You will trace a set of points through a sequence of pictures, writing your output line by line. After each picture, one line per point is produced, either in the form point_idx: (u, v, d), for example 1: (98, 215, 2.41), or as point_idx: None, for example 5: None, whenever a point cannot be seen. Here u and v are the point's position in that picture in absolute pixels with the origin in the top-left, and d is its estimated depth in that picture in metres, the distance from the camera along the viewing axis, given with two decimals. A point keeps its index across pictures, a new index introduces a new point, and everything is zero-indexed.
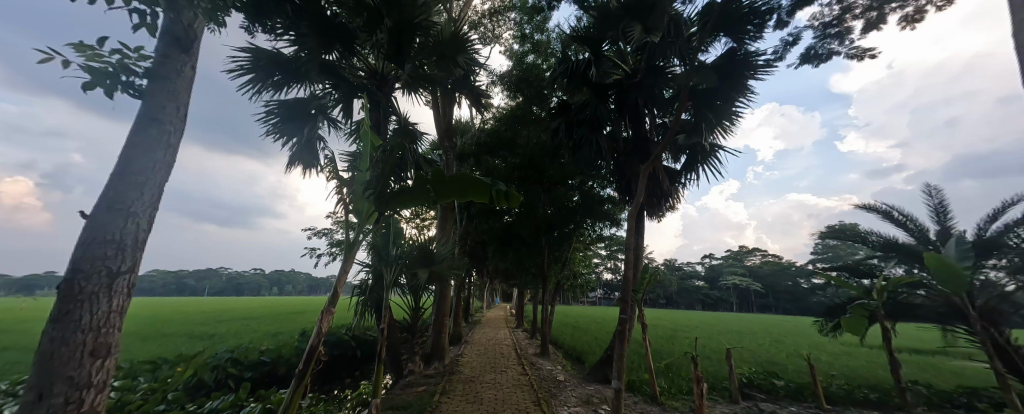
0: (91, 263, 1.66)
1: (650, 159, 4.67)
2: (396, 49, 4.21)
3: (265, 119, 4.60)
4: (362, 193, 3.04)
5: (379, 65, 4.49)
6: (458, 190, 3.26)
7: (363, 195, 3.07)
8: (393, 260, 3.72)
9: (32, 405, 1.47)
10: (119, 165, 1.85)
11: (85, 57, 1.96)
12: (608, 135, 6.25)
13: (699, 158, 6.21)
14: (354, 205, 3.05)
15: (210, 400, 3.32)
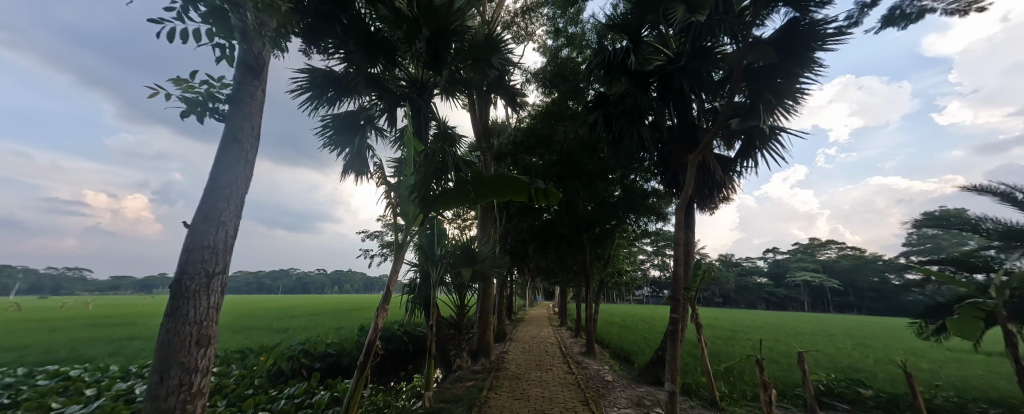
0: (193, 266, 1.99)
1: (699, 148, 4.38)
2: (434, 56, 4.36)
3: (321, 132, 5.10)
4: (408, 197, 3.15)
5: (419, 74, 4.84)
6: (497, 189, 3.39)
7: (409, 199, 3.17)
8: (438, 260, 3.96)
9: (156, 385, 1.80)
10: (210, 180, 2.19)
11: (181, 90, 2.33)
12: (650, 124, 6.04)
13: (757, 143, 5.70)
14: (401, 209, 3.14)
15: (288, 386, 3.77)
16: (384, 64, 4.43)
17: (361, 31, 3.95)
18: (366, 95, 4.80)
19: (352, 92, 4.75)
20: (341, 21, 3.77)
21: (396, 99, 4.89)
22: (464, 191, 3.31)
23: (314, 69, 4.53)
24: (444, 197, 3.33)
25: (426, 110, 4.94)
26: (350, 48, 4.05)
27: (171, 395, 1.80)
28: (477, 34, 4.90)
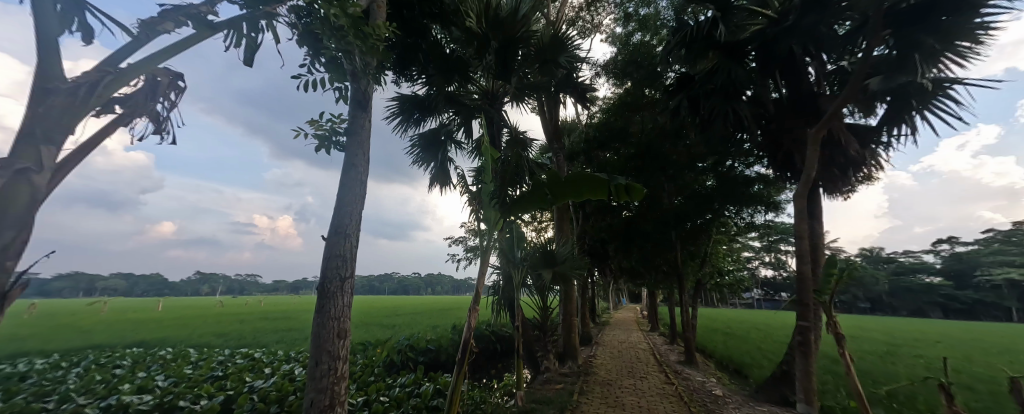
0: (332, 272, 2.46)
1: (822, 120, 3.74)
2: (503, 66, 4.66)
3: (410, 151, 5.57)
4: (489, 203, 3.41)
5: (490, 85, 5.04)
6: (576, 190, 3.34)
7: (490, 204, 3.42)
8: (519, 262, 4.20)
9: (313, 368, 2.29)
10: (338, 201, 2.68)
11: (315, 131, 2.98)
12: (750, 100, 5.35)
13: (915, 103, 4.34)
14: (484, 215, 3.40)
15: (399, 376, 4.32)
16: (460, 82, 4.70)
17: (438, 56, 4.34)
18: (445, 113, 5.13)
19: (433, 111, 5.09)
20: (423, 54, 4.31)
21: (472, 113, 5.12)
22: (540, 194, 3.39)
23: (402, 95, 4.96)
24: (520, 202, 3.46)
25: (498, 119, 5.05)
26: (430, 72, 4.48)
27: (324, 377, 2.27)
28: (542, 36, 5.08)
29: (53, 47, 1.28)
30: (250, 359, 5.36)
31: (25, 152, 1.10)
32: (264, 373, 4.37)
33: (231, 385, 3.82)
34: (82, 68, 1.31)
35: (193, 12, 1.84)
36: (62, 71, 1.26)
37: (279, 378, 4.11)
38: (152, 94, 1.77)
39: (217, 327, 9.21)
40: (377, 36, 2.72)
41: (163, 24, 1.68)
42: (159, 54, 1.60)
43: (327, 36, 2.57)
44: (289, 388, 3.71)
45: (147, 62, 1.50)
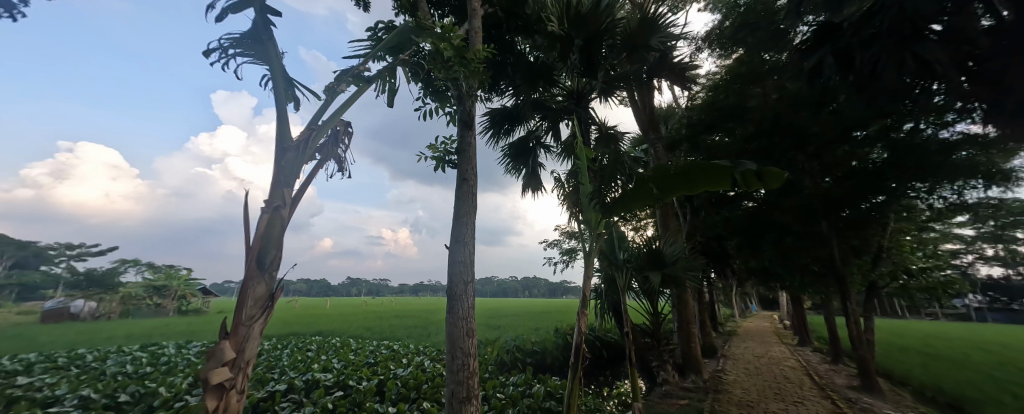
0: (457, 277, 2.79)
1: None
2: (588, 63, 4.57)
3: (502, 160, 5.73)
4: (587, 201, 2.64)
5: (575, 84, 4.85)
6: (691, 182, 2.39)
7: (588, 203, 2.65)
8: (623, 262, 2.94)
9: (451, 362, 2.61)
10: (455, 213, 3.02)
11: (431, 153, 3.44)
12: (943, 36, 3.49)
13: None
14: (581, 215, 2.66)
15: (512, 376, 4.56)
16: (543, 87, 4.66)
17: (523, 64, 4.47)
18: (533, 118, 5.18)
19: (522, 120, 5.17)
20: (510, 66, 4.52)
21: (558, 114, 5.02)
22: (642, 192, 2.50)
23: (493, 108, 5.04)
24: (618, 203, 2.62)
25: (587, 117, 4.88)
26: (515, 82, 4.59)
27: (460, 371, 2.55)
28: (630, 22, 4.76)
29: (285, 120, 1.90)
30: (390, 350, 6.35)
31: (277, 193, 1.66)
32: (403, 363, 5.13)
33: (379, 371, 4.60)
34: (301, 131, 1.88)
35: (357, 71, 2.32)
36: (291, 135, 1.85)
37: (414, 368, 4.77)
38: (337, 140, 2.31)
39: (364, 321, 11.24)
40: (477, 60, 2.98)
41: (339, 86, 2.22)
42: (340, 110, 2.13)
43: (438, 69, 2.92)
44: (422, 378, 4.27)
45: (334, 116, 2.02)
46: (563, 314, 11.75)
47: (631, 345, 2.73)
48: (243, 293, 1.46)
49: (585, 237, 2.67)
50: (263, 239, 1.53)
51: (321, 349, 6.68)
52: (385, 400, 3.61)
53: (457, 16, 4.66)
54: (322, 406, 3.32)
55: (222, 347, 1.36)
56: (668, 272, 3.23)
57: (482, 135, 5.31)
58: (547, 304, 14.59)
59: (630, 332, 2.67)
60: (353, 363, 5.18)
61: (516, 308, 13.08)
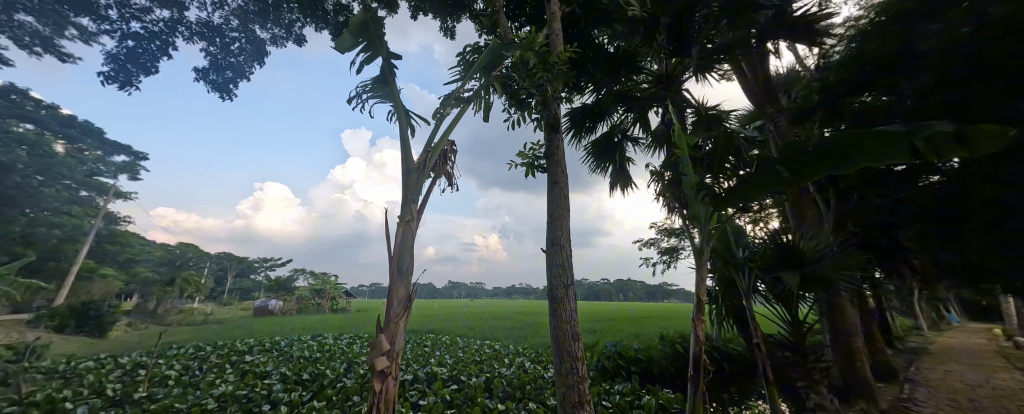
0: (557, 279, 2.78)
1: None
2: (678, 41, 4.10)
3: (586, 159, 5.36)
4: (695, 196, 2.31)
5: (663, 67, 4.48)
6: (851, 153, 1.88)
7: (698, 197, 2.31)
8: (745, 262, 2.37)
9: (560, 365, 2.61)
10: (548, 216, 3.02)
11: (521, 160, 3.54)
12: None
13: None
14: (689, 212, 2.34)
15: (617, 383, 4.35)
16: (625, 76, 4.36)
17: (602, 58, 4.21)
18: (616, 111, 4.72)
19: (605, 115, 4.68)
20: (589, 62, 4.29)
21: (647, 103, 4.57)
22: (768, 176, 2.08)
23: (573, 108, 4.70)
24: (735, 189, 2.19)
25: (680, 100, 4.40)
26: (596, 78, 4.34)
27: (569, 375, 2.54)
28: None
29: (408, 146, 2.21)
30: (492, 350, 6.68)
31: (406, 209, 1.95)
32: (505, 363, 5.34)
33: (486, 369, 4.86)
34: (420, 153, 2.17)
35: (457, 93, 2.54)
36: (413, 159, 2.14)
37: (516, 368, 4.91)
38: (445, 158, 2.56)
39: (466, 321, 12.11)
40: (559, 62, 2.96)
41: (444, 110, 2.46)
42: (447, 131, 2.37)
43: (522, 78, 2.97)
44: (526, 378, 4.36)
45: (443, 137, 2.26)
46: (667, 319, 10.75)
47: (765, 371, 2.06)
48: (389, 297, 1.75)
49: (693, 235, 2.35)
50: (402, 248, 1.84)
51: (434, 346, 7.40)
52: (494, 397, 3.80)
53: (532, 23, 4.73)
54: (441, 397, 3.66)
55: (380, 340, 1.66)
56: (813, 274, 2.23)
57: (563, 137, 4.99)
58: (647, 308, 13.54)
59: (761, 348, 2.06)
60: (462, 360, 5.59)
61: (611, 312, 12.47)
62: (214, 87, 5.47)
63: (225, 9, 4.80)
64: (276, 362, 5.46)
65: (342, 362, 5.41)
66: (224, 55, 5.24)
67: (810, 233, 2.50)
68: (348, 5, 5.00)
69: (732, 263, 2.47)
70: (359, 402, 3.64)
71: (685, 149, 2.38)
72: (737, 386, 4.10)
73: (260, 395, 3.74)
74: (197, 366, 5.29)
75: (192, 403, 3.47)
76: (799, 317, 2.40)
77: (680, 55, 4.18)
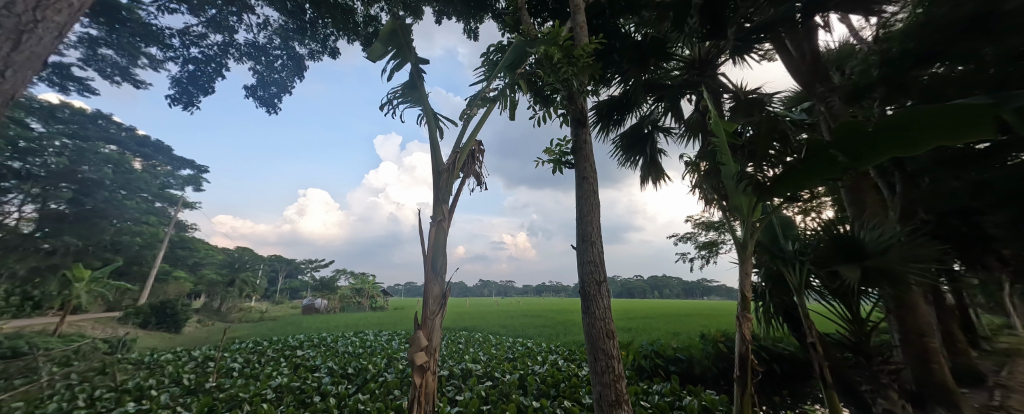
0: (589, 277, 2.73)
1: None
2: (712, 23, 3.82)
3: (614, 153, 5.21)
4: (735, 186, 2.17)
5: (696, 51, 4.27)
6: (919, 126, 1.67)
7: (738, 188, 2.18)
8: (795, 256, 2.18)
9: (595, 363, 2.56)
10: (578, 212, 2.97)
11: (547, 156, 3.51)
12: None
13: None
14: (729, 203, 2.24)
15: (655, 383, 4.20)
16: (655, 64, 4.21)
17: (630, 47, 4.09)
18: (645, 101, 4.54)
19: (633, 106, 4.52)
20: (616, 52, 4.17)
21: (679, 91, 4.38)
22: (824, 163, 1.85)
23: (600, 101, 4.57)
24: (784, 178, 1.98)
25: (716, 85, 4.19)
26: (623, 68, 4.20)
27: (605, 373, 2.49)
28: None
29: (438, 147, 2.26)
30: (525, 347, 6.70)
31: (437, 209, 1.99)
32: (538, 360, 5.33)
33: (519, 367, 4.88)
34: (449, 154, 2.21)
35: (483, 93, 2.56)
36: (443, 160, 2.19)
37: (550, 366, 4.89)
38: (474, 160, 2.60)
39: (498, 319, 12.22)
40: (585, 54, 2.90)
41: (471, 110, 2.49)
42: (474, 131, 2.40)
43: (547, 74, 2.92)
44: (560, 376, 4.33)
45: (471, 137, 2.29)
46: (707, 317, 10.24)
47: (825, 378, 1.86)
48: (425, 295, 1.81)
49: (732, 227, 2.23)
50: (434, 249, 1.88)
51: (468, 343, 7.54)
52: (528, 394, 3.81)
53: (555, 17, 4.67)
54: (477, 393, 3.73)
55: (418, 336, 1.71)
56: (878, 267, 1.97)
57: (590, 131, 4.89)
58: (685, 305, 12.96)
59: (817, 351, 1.87)
60: (495, 357, 5.65)
61: (647, 310, 12.06)
62: (261, 103, 5.96)
63: (269, 30, 5.15)
64: (323, 357, 5.82)
65: (382, 358, 5.67)
66: (270, 73, 5.67)
67: (872, 222, 2.26)
68: (377, 15, 5.21)
69: (780, 257, 2.31)
70: (399, 396, 3.79)
71: (723, 136, 2.22)
72: (789, 388, 3.81)
73: (311, 387, 4.01)
74: (256, 359, 5.77)
75: (253, 393, 3.79)
76: (861, 315, 2.20)
77: (715, 37, 3.94)
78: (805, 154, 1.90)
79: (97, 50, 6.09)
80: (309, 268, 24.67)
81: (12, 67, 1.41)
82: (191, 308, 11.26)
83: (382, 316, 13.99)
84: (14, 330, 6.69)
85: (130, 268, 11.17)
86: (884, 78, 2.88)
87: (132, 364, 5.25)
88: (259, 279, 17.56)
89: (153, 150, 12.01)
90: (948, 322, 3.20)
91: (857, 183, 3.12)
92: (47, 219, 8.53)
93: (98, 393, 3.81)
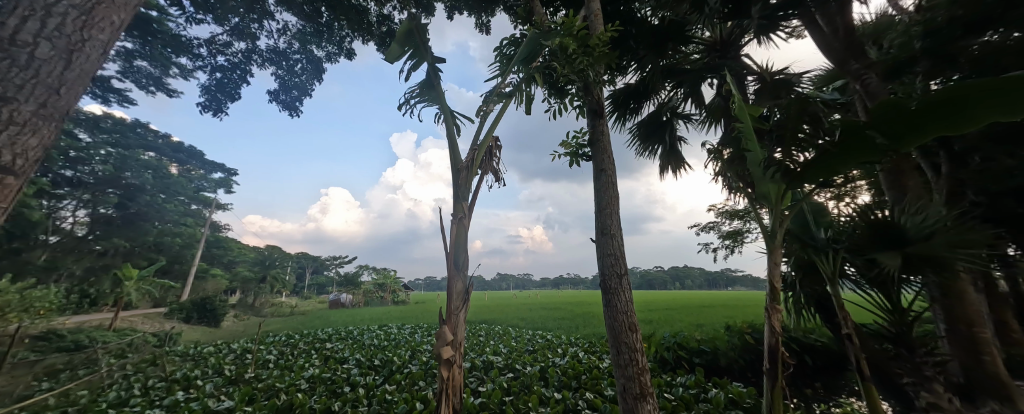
0: (609, 270, 2.71)
1: None
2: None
3: (632, 142, 5.08)
4: (762, 175, 2.08)
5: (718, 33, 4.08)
6: (969, 101, 1.54)
7: (764, 176, 2.08)
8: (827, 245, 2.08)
9: (618, 358, 2.54)
10: (597, 205, 2.94)
11: (564, 150, 3.47)
12: None
13: None
14: (755, 192, 2.13)
15: (679, 375, 4.14)
16: (673, 49, 4.05)
17: (647, 32, 3.94)
18: (663, 88, 4.39)
19: (651, 93, 4.39)
20: (632, 39, 4.02)
21: (700, 75, 4.18)
22: (861, 146, 1.73)
23: (616, 89, 4.45)
24: (816, 163, 1.87)
25: (740, 67, 3.98)
26: (639, 54, 4.08)
27: (628, 366, 2.48)
28: None
29: (455, 145, 2.27)
30: (546, 339, 6.75)
31: (457, 206, 2.01)
32: (559, 352, 5.36)
33: (540, 359, 4.93)
34: (467, 152, 2.22)
35: (498, 88, 2.56)
36: (461, 157, 2.20)
37: (570, 358, 4.91)
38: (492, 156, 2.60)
39: (518, 312, 12.35)
40: (600, 43, 2.84)
41: (487, 107, 2.49)
42: (491, 126, 2.40)
43: (562, 66, 2.87)
44: (580, 368, 4.33)
45: (488, 133, 2.29)
46: (732, 308, 9.97)
47: (864, 373, 1.76)
48: (449, 291, 1.85)
49: (760, 216, 2.14)
50: (454, 250, 1.91)
51: (489, 335, 7.67)
52: (550, 385, 3.84)
53: (567, 7, 4.58)
54: (499, 385, 3.79)
55: (443, 331, 1.75)
56: (923, 254, 1.84)
57: (608, 118, 4.79)
58: (708, 296, 12.66)
59: (855, 342, 1.78)
60: (515, 349, 5.72)
61: (668, 301, 11.88)
62: (283, 106, 6.18)
63: (288, 34, 5.30)
64: (351, 349, 6.09)
65: (406, 350, 5.86)
66: (290, 77, 5.86)
67: (913, 206, 2.11)
68: (390, 14, 5.29)
69: (811, 246, 2.21)
70: (424, 386, 3.91)
71: (749, 120, 2.11)
72: (822, 381, 3.66)
73: (341, 378, 4.19)
74: (290, 351, 6.11)
75: (289, 383, 4.02)
76: (902, 304, 2.08)
77: (738, 17, 3.76)
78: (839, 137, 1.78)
79: (133, 63, 6.46)
80: (333, 264, 25.50)
81: (65, 84, 1.52)
82: (228, 303, 11.94)
83: (404, 309, 14.40)
84: (76, 324, 7.31)
85: (173, 267, 11.99)
86: (926, 51, 2.62)
87: (179, 356, 5.64)
88: (286, 275, 18.38)
89: (187, 155, 12.73)
90: (1003, 310, 2.95)
91: (898, 165, 2.90)
92: (97, 222, 9.65)
93: (151, 383, 4.12)
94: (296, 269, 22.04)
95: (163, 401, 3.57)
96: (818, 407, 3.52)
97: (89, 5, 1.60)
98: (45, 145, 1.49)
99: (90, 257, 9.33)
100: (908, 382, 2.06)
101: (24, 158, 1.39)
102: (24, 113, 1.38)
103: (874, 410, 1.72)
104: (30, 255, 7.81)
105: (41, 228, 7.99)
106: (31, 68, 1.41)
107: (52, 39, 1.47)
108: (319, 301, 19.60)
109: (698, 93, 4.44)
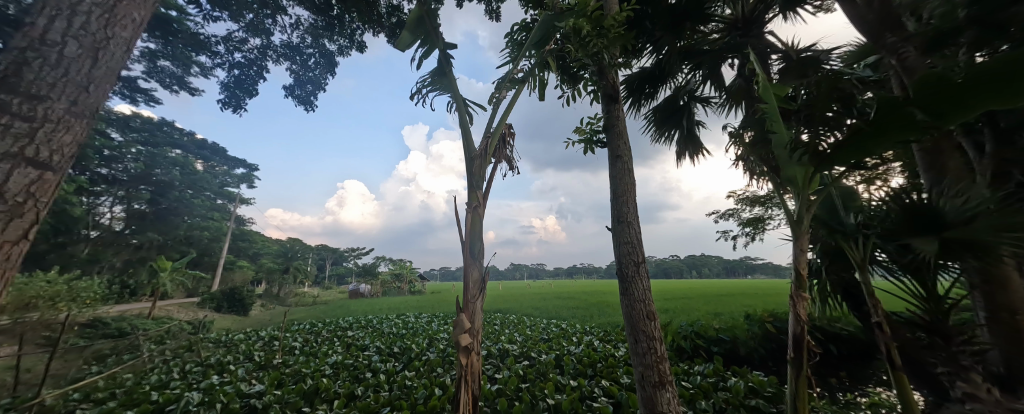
0: (625, 258, 2.66)
1: None
2: None
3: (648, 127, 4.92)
4: (786, 157, 1.97)
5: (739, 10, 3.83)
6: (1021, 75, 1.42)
7: (790, 159, 1.97)
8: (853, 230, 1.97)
9: (635, 347, 2.52)
10: (612, 192, 2.88)
11: (578, 136, 3.39)
12: None
13: None
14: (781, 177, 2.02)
15: (697, 364, 4.08)
16: (691, 29, 3.87)
17: (664, 12, 3.72)
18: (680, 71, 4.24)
19: (667, 77, 4.24)
20: (648, 19, 3.81)
21: (719, 55, 4.02)
22: (899, 123, 1.59)
23: (630, 74, 4.30)
24: (848, 145, 1.74)
25: (764, 44, 3.76)
26: (655, 36, 3.89)
27: (646, 354, 2.45)
28: None
29: (469, 134, 2.24)
30: (560, 328, 6.79)
31: (472, 196, 2.00)
32: (574, 341, 5.38)
33: (555, 347, 4.96)
34: (480, 140, 2.19)
35: (511, 74, 2.50)
36: (475, 146, 2.18)
37: (585, 346, 4.92)
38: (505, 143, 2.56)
39: (532, 301, 12.46)
40: (616, 23, 2.70)
41: (500, 93, 2.44)
42: (504, 114, 2.34)
43: (575, 49, 2.76)
44: (596, 356, 4.32)
45: (501, 120, 2.24)
46: (752, 296, 9.74)
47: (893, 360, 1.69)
48: (465, 279, 1.85)
49: (786, 201, 2.01)
50: (469, 242, 1.90)
51: (503, 324, 7.78)
52: (565, 373, 3.86)
53: None
54: (515, 372, 3.85)
55: (461, 319, 1.75)
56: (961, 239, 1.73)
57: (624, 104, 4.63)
58: (727, 284, 12.44)
59: (887, 329, 1.69)
60: (531, 337, 5.80)
61: (685, 290, 11.70)
62: (300, 101, 6.30)
63: (301, 29, 5.35)
64: (371, 336, 6.30)
65: (423, 337, 6.02)
66: (304, 71, 5.95)
67: (953, 189, 1.96)
68: (399, 5, 5.24)
69: (839, 232, 2.12)
70: (443, 373, 4.00)
71: (774, 102, 1.98)
72: (847, 370, 3.59)
73: (362, 364, 4.34)
74: (314, 338, 6.42)
75: (314, 369, 4.19)
76: (938, 292, 1.95)
77: None
78: (875, 114, 1.64)
79: (157, 63, 6.68)
80: (353, 255, 26.31)
81: (93, 82, 1.58)
82: (254, 293, 12.50)
83: (421, 299, 14.75)
84: (119, 313, 7.85)
85: (202, 259, 12.59)
86: (974, 19, 2.34)
87: (212, 342, 6.02)
88: (308, 266, 19.00)
89: (210, 152, 13.26)
90: None
91: (937, 144, 2.67)
92: (132, 217, 10.30)
93: (189, 367, 4.36)
94: (317, 260, 22.81)
95: (201, 383, 3.76)
96: (843, 395, 3.39)
97: (110, 3, 1.63)
98: (78, 142, 1.55)
99: (128, 249, 10.03)
100: (943, 372, 1.95)
101: (60, 154, 1.46)
102: (57, 110, 1.44)
103: (906, 402, 1.63)
104: (75, 249, 8.47)
105: (82, 223, 8.53)
106: (61, 66, 1.47)
107: (77, 37, 1.53)
108: (340, 291, 20.25)
109: (717, 74, 4.25)
